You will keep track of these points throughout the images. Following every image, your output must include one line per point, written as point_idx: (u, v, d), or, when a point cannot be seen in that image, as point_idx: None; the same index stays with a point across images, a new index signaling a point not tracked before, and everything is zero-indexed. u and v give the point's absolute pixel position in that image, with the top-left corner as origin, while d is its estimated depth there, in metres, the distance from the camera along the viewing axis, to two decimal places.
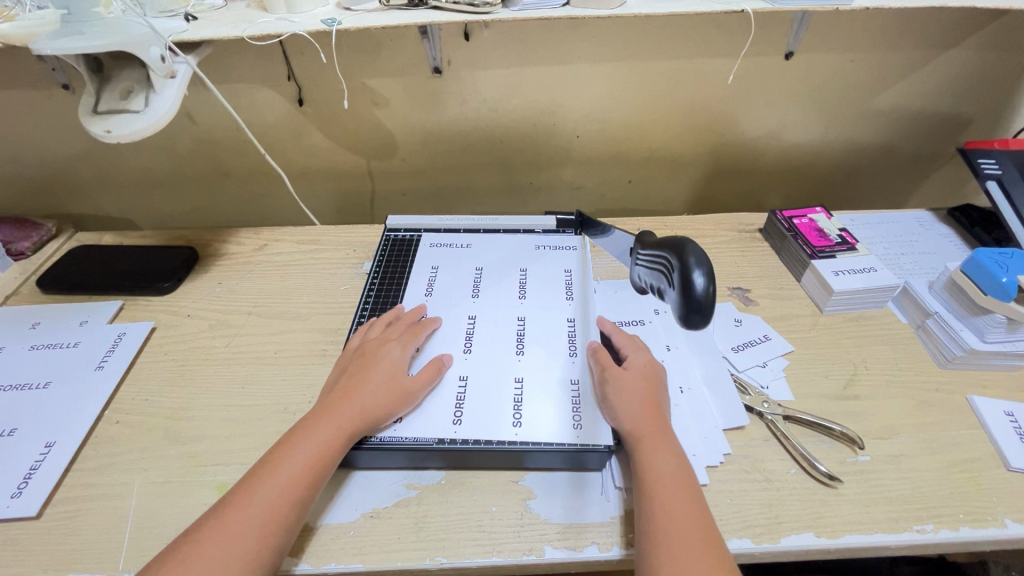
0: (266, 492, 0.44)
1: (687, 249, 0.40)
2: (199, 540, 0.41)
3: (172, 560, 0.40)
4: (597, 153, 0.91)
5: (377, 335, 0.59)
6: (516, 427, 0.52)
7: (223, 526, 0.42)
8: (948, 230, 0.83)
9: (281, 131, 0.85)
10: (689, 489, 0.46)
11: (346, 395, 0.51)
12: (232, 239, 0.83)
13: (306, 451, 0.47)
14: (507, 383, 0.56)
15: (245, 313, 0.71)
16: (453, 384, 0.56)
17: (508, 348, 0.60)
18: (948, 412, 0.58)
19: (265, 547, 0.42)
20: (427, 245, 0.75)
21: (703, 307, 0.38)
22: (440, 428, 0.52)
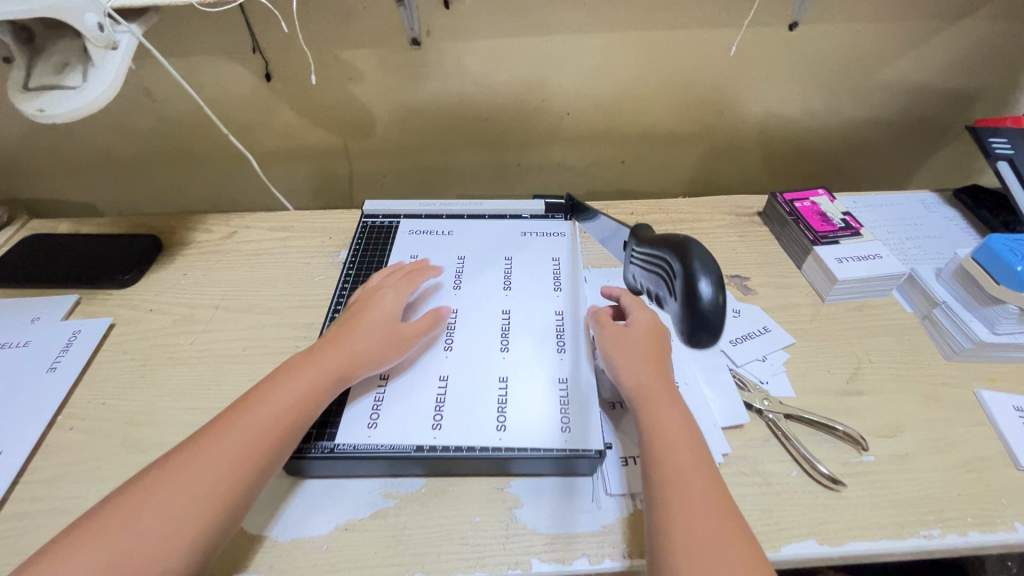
0: (249, 416, 0.43)
1: (692, 256, 0.38)
2: (176, 459, 0.40)
3: (149, 476, 0.39)
4: (588, 132, 0.86)
5: (381, 283, 0.58)
6: (500, 431, 0.48)
7: (202, 445, 0.41)
8: (954, 213, 0.80)
9: (249, 109, 0.79)
10: (698, 450, 0.44)
11: (341, 335, 0.51)
12: (199, 225, 0.78)
13: (292, 381, 0.46)
14: (491, 383, 0.52)
15: (211, 307, 0.66)
16: (432, 385, 0.52)
17: (492, 344, 0.56)
18: (955, 408, 0.55)
19: (242, 469, 0.41)
20: (406, 232, 0.70)
21: (710, 319, 0.36)
22: (418, 434, 0.48)
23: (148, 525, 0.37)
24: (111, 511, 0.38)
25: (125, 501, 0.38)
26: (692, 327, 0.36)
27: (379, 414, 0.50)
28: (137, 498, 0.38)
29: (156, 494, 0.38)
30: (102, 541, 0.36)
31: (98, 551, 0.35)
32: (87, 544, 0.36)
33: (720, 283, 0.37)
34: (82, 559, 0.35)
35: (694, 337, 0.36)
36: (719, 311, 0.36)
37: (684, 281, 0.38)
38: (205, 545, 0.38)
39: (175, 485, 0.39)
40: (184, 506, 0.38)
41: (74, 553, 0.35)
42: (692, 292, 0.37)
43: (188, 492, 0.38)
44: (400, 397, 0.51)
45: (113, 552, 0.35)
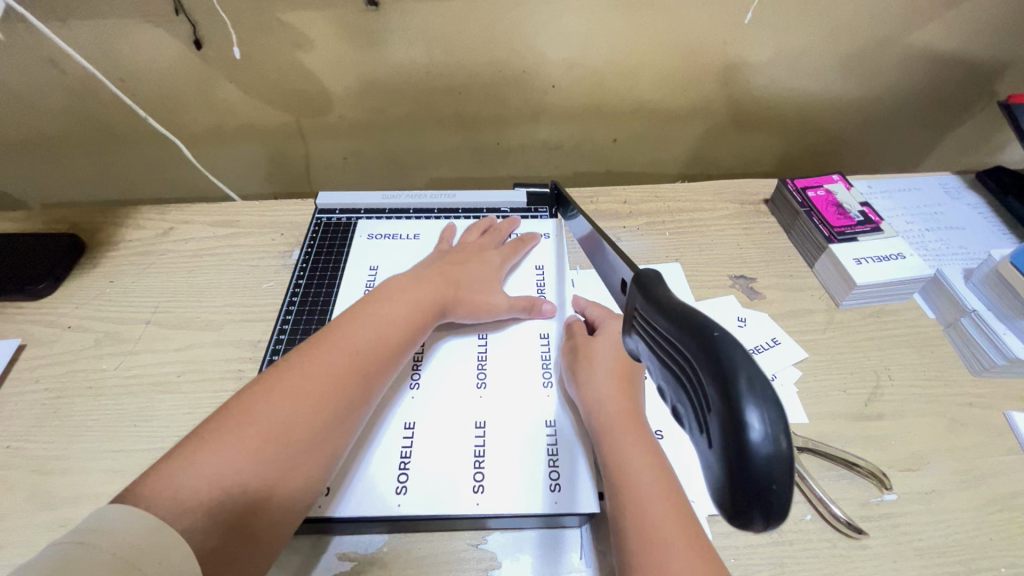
0: (364, 337, 0.42)
1: (734, 366, 0.19)
2: (287, 373, 0.38)
3: (261, 386, 0.38)
4: (576, 107, 0.76)
5: (472, 240, 0.58)
6: (477, 494, 0.42)
7: (313, 360, 0.39)
8: (977, 200, 0.72)
9: (182, 82, 0.67)
10: (670, 488, 0.37)
11: (449, 279, 0.51)
12: (130, 219, 0.68)
13: (402, 311, 0.45)
14: (466, 431, 0.45)
15: (141, 322, 0.57)
16: (397, 435, 0.45)
17: (468, 380, 0.49)
18: (984, 434, 0.50)
19: (364, 371, 0.41)
20: (365, 234, 0.61)
21: (773, 497, 0.19)
22: (380, 501, 0.42)
23: (275, 434, 0.35)
24: (228, 415, 0.36)
25: (240, 406, 0.36)
26: (737, 511, 0.19)
27: (334, 473, 0.43)
28: (255, 406, 0.36)
29: (271, 405, 0.36)
30: (232, 441, 0.34)
31: (229, 450, 0.33)
32: (213, 443, 0.34)
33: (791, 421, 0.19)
34: (214, 458, 0.33)
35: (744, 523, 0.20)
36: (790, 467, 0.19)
37: (718, 418, 0.19)
38: (331, 459, 0.38)
39: (292, 397, 0.37)
40: (313, 416, 0.37)
41: (201, 450, 0.33)
42: (735, 444, 0.19)
43: (312, 404, 0.37)
44: (359, 451, 0.44)
45: (243, 456, 0.34)
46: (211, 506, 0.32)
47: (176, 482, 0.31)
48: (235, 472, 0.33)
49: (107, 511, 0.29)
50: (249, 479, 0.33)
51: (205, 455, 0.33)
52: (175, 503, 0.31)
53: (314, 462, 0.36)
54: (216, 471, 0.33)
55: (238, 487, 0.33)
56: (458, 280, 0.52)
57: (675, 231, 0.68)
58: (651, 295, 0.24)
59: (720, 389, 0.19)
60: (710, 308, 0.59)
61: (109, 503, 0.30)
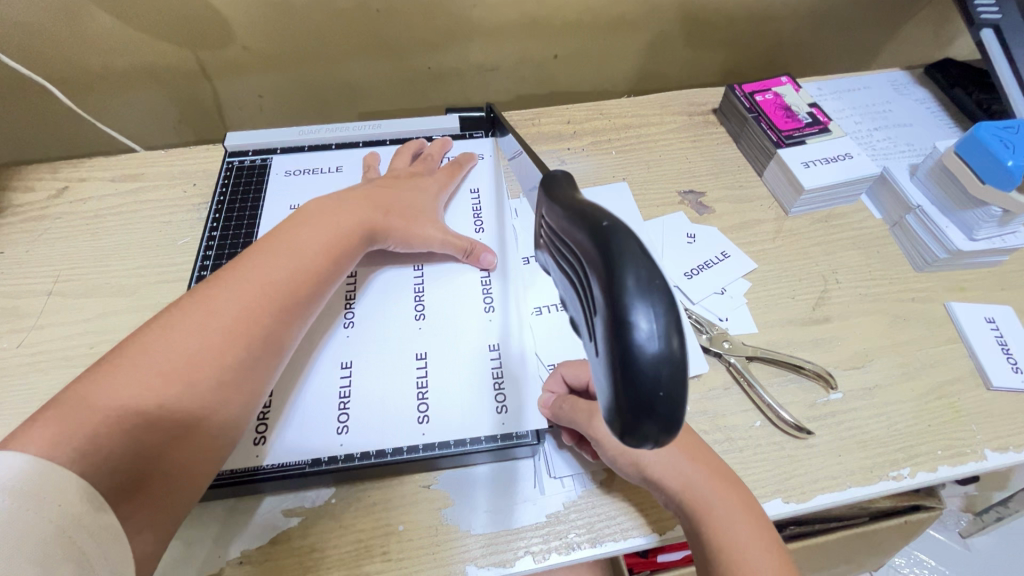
0: (281, 265, 0.38)
1: (626, 267, 0.20)
2: (190, 308, 0.34)
3: (158, 322, 0.33)
4: (510, 22, 0.69)
5: (402, 167, 0.53)
6: (422, 425, 0.40)
7: (222, 290, 0.35)
8: (923, 93, 0.70)
9: (49, 16, 0.58)
10: (725, 482, 0.37)
11: (377, 202, 0.46)
12: (15, 181, 0.60)
13: (326, 235, 0.41)
14: (406, 362, 0.43)
15: (42, 294, 0.51)
16: (334, 374, 0.42)
17: (406, 311, 0.46)
18: (926, 326, 0.50)
19: (280, 309, 0.37)
20: (284, 174, 0.55)
21: (661, 404, 0.19)
22: (319, 444, 0.40)
23: (185, 372, 0.32)
24: (126, 354, 0.31)
25: (136, 345, 0.32)
26: (629, 423, 0.20)
27: (270, 415, 0.40)
28: (152, 344, 0.32)
29: (173, 341, 0.32)
30: (128, 377, 0.30)
31: (130, 390, 0.30)
32: (109, 385, 0.30)
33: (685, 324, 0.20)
34: (112, 399, 0.29)
35: (640, 439, 0.20)
36: (683, 376, 0.19)
37: (609, 326, 0.20)
38: (250, 395, 0.35)
39: (196, 333, 0.33)
40: (228, 351, 0.34)
41: (94, 389, 0.30)
42: (624, 349, 0.19)
43: (226, 339, 0.34)
44: (292, 395, 0.41)
45: (150, 393, 0.30)
46: (114, 449, 0.28)
47: (70, 424, 0.28)
48: (145, 410, 0.30)
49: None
50: (160, 417, 0.30)
51: (103, 399, 0.29)
52: (61, 445, 0.27)
53: (228, 400, 0.33)
54: (117, 411, 0.29)
55: (148, 424, 0.30)
56: (389, 203, 0.46)
57: (622, 149, 0.64)
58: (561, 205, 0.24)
59: (611, 293, 0.20)
60: (659, 228, 0.57)
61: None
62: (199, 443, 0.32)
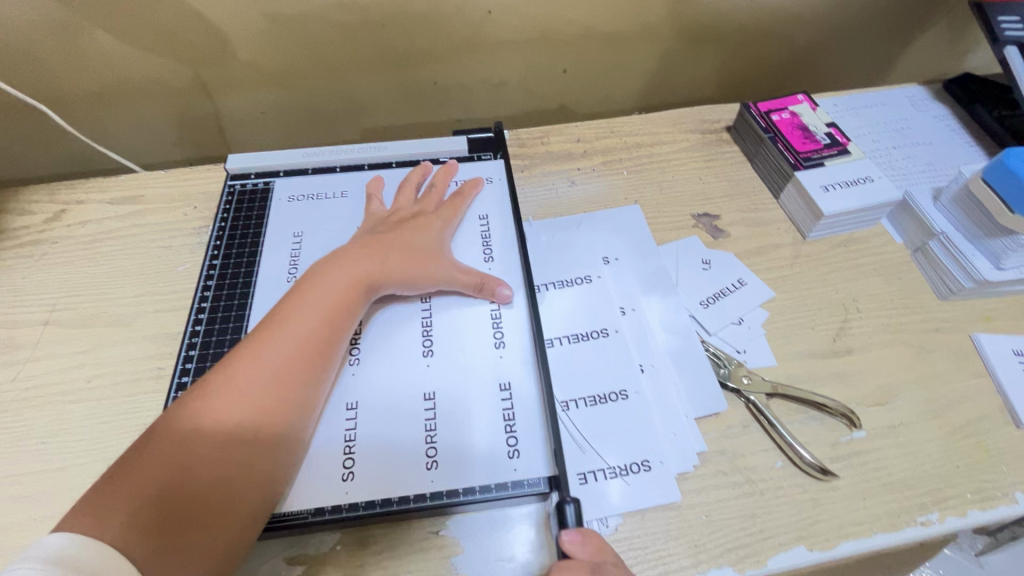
0: (297, 330, 0.39)
1: None
2: (214, 380, 0.36)
3: (189, 396, 0.36)
4: (517, 38, 0.68)
5: (407, 201, 0.51)
6: (430, 471, 0.39)
7: (236, 362, 0.37)
8: (942, 111, 0.68)
9: (46, 33, 0.57)
10: None
11: (376, 249, 0.44)
12: (11, 204, 0.58)
13: (332, 290, 0.41)
14: (413, 403, 0.42)
15: (38, 324, 0.50)
16: (339, 416, 0.41)
17: (413, 347, 0.44)
18: (951, 358, 0.49)
19: (297, 370, 0.38)
20: (287, 199, 0.54)
21: None
22: (324, 492, 0.38)
23: (207, 446, 0.34)
24: (156, 431, 0.34)
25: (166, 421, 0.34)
26: None
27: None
28: (177, 421, 0.34)
29: (199, 416, 0.34)
30: (161, 457, 0.33)
31: (162, 469, 0.32)
32: (143, 465, 0.33)
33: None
34: (145, 479, 0.32)
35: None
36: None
37: None
38: (277, 456, 0.36)
39: (215, 406, 0.35)
40: (250, 421, 0.35)
41: (132, 470, 0.32)
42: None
43: (247, 412, 0.35)
44: None
45: (176, 470, 0.33)
46: (144, 526, 0.31)
47: (111, 503, 0.31)
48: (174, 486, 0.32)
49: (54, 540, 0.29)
50: (187, 490, 0.33)
51: (138, 477, 0.32)
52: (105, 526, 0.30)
53: (255, 466, 0.35)
54: (149, 489, 0.32)
55: (177, 498, 0.32)
56: (393, 247, 0.45)
57: (633, 169, 0.62)
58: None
59: None
60: (673, 254, 0.55)
61: (54, 531, 0.30)
62: (228, 508, 0.34)
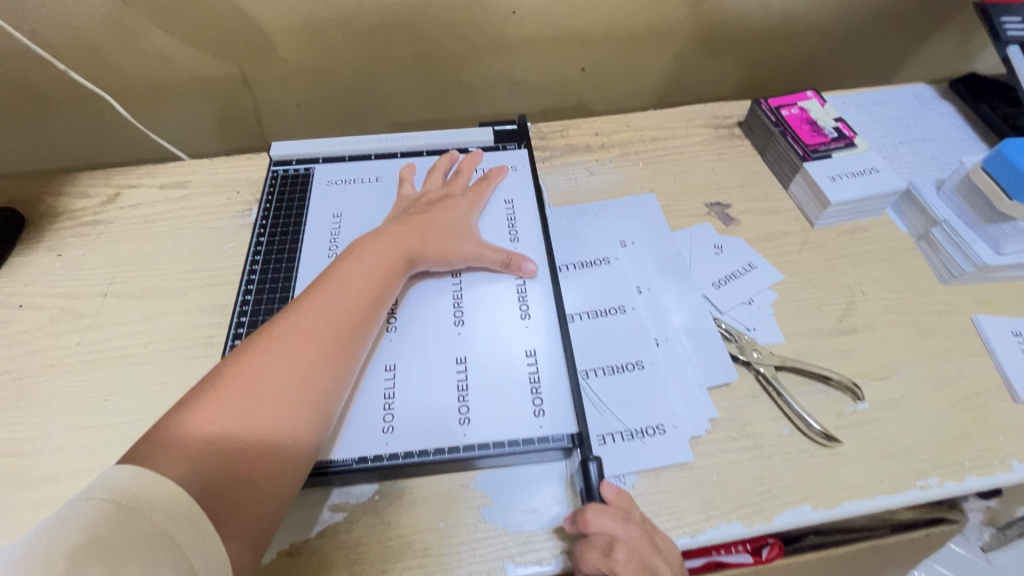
0: (344, 294, 0.41)
1: None
2: (269, 335, 0.38)
3: (243, 349, 0.37)
4: (539, 38, 0.72)
5: (436, 185, 0.55)
6: (463, 426, 0.42)
7: (287, 326, 0.38)
8: (947, 108, 0.71)
9: (106, 30, 0.62)
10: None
11: (413, 227, 0.48)
12: (70, 188, 0.63)
13: (374, 261, 0.44)
14: (446, 366, 0.45)
15: (98, 296, 0.54)
16: (379, 377, 0.44)
17: (445, 317, 0.48)
18: (952, 338, 0.51)
19: (343, 331, 0.40)
20: (326, 183, 0.58)
21: None
22: (365, 443, 0.42)
23: (265, 391, 0.35)
24: (215, 378, 0.35)
25: (220, 378, 0.35)
26: None
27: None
28: (234, 370, 0.35)
29: (257, 373, 0.35)
30: (223, 400, 0.34)
31: (223, 410, 0.33)
32: (205, 404, 0.33)
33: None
34: (203, 432, 0.32)
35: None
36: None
37: None
38: (325, 409, 0.37)
39: (272, 356, 0.36)
40: (303, 375, 0.37)
41: (191, 412, 0.33)
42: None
43: (302, 365, 0.37)
44: None
45: (237, 423, 0.33)
46: (206, 462, 0.31)
47: (175, 449, 0.31)
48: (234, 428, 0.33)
49: (116, 470, 0.29)
50: (247, 431, 0.33)
51: (201, 416, 0.33)
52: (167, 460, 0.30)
53: (306, 417, 0.36)
54: (210, 437, 0.32)
55: (237, 438, 0.33)
56: (427, 229, 0.48)
57: (648, 161, 0.66)
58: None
59: None
60: (687, 239, 0.58)
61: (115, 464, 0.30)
62: (283, 461, 0.34)
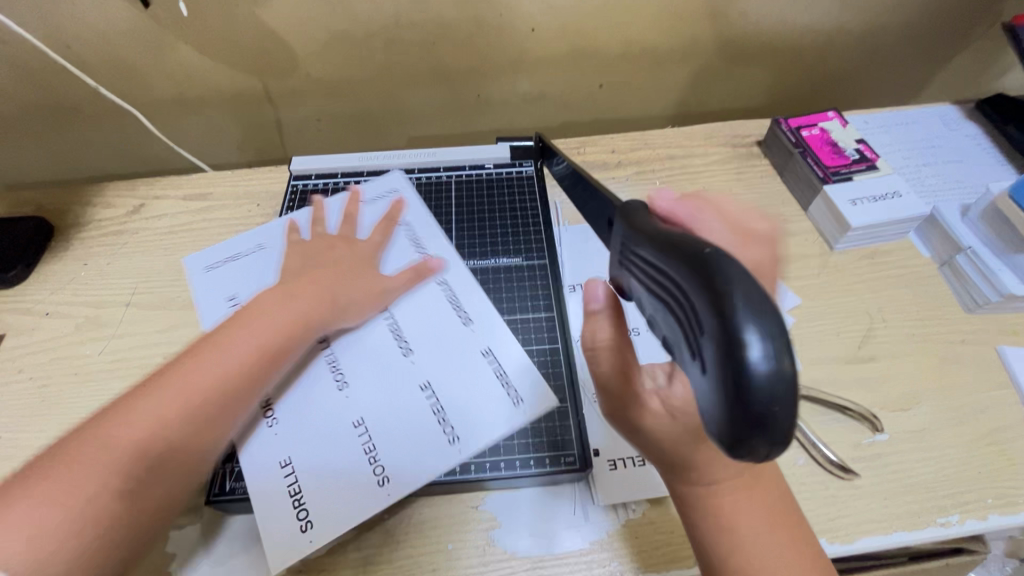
0: (237, 350, 0.39)
1: (730, 295, 0.21)
2: (143, 397, 0.36)
3: (115, 412, 0.36)
4: (557, 54, 0.72)
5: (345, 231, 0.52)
6: (520, 405, 0.43)
7: (160, 390, 0.37)
8: (973, 129, 0.70)
9: (135, 44, 0.63)
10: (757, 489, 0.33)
11: (322, 273, 0.46)
12: (97, 197, 0.64)
13: (279, 313, 0.42)
14: (411, 396, 0.43)
15: (121, 306, 0.55)
16: (337, 421, 0.42)
17: (390, 349, 0.46)
18: (976, 369, 0.50)
19: (228, 392, 0.38)
20: (297, 228, 0.54)
21: (774, 418, 0.21)
22: (440, 448, 0.41)
23: (129, 464, 0.34)
24: (81, 449, 0.34)
25: (79, 448, 0.34)
26: (743, 442, 0.21)
27: (294, 468, 0.40)
28: (101, 439, 0.34)
29: (118, 444, 0.34)
30: (78, 471, 0.33)
31: (76, 485, 0.32)
32: (64, 478, 0.32)
33: (796, 344, 0.21)
34: (52, 511, 0.31)
35: (745, 449, 0.22)
36: (795, 393, 0.21)
37: (710, 342, 0.22)
38: (191, 476, 0.37)
39: (140, 424, 0.35)
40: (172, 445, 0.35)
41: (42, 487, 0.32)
42: (735, 368, 0.20)
43: (174, 432, 0.36)
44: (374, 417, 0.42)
45: (85, 500, 0.32)
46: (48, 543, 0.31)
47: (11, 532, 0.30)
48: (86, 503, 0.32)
49: None
50: (106, 509, 0.33)
51: (53, 492, 0.32)
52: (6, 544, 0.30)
53: (168, 486, 0.35)
54: (55, 518, 0.31)
55: (92, 517, 0.32)
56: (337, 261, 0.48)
57: (665, 180, 0.65)
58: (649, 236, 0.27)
59: (718, 317, 0.21)
60: None
61: None
62: (135, 535, 0.34)
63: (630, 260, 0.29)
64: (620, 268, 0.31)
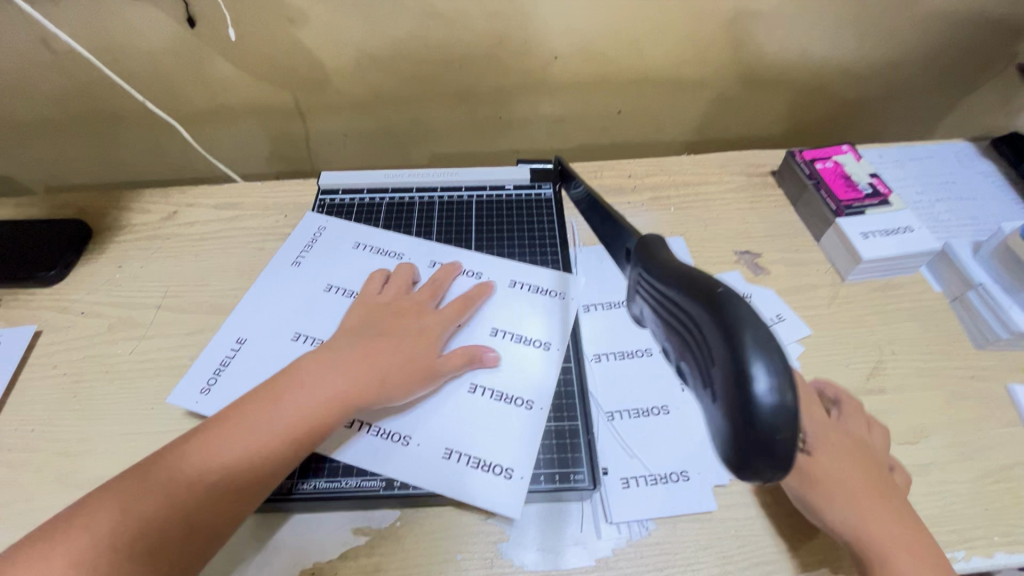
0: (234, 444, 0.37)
1: (742, 332, 0.24)
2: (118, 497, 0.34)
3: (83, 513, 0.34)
4: (578, 80, 0.75)
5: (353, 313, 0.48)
6: (547, 348, 0.49)
7: (140, 491, 0.35)
8: (987, 167, 0.71)
9: (178, 60, 0.67)
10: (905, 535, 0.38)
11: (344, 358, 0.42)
12: (133, 203, 0.67)
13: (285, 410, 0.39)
14: (472, 403, 0.46)
15: (152, 307, 0.58)
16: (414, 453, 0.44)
17: None
18: (986, 406, 0.50)
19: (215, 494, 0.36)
20: (291, 264, 0.56)
21: (777, 446, 0.23)
22: (517, 414, 0.46)
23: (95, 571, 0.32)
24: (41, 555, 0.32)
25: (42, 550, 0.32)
26: (747, 466, 0.24)
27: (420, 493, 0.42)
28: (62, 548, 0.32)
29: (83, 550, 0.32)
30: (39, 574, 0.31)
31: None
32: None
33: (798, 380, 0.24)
34: None
35: (750, 472, 0.24)
36: (795, 423, 0.24)
37: (722, 370, 0.24)
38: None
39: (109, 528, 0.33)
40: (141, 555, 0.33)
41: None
42: (745, 400, 0.23)
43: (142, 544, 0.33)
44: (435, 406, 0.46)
45: None
46: None
47: None
48: None
49: None
50: None
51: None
52: None
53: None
54: None
55: None
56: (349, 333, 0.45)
57: (680, 206, 0.67)
58: (668, 270, 0.29)
59: (730, 349, 0.24)
60: None
61: None
62: None
63: (641, 287, 0.31)
64: (631, 295, 0.33)
